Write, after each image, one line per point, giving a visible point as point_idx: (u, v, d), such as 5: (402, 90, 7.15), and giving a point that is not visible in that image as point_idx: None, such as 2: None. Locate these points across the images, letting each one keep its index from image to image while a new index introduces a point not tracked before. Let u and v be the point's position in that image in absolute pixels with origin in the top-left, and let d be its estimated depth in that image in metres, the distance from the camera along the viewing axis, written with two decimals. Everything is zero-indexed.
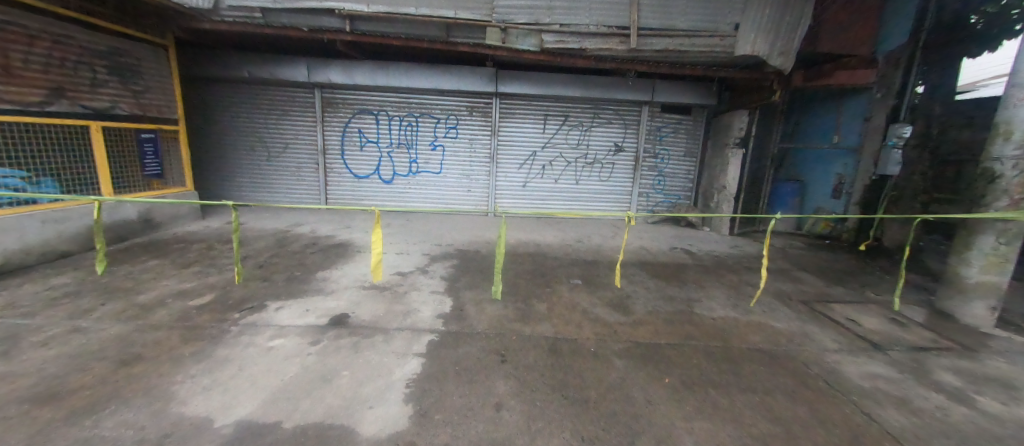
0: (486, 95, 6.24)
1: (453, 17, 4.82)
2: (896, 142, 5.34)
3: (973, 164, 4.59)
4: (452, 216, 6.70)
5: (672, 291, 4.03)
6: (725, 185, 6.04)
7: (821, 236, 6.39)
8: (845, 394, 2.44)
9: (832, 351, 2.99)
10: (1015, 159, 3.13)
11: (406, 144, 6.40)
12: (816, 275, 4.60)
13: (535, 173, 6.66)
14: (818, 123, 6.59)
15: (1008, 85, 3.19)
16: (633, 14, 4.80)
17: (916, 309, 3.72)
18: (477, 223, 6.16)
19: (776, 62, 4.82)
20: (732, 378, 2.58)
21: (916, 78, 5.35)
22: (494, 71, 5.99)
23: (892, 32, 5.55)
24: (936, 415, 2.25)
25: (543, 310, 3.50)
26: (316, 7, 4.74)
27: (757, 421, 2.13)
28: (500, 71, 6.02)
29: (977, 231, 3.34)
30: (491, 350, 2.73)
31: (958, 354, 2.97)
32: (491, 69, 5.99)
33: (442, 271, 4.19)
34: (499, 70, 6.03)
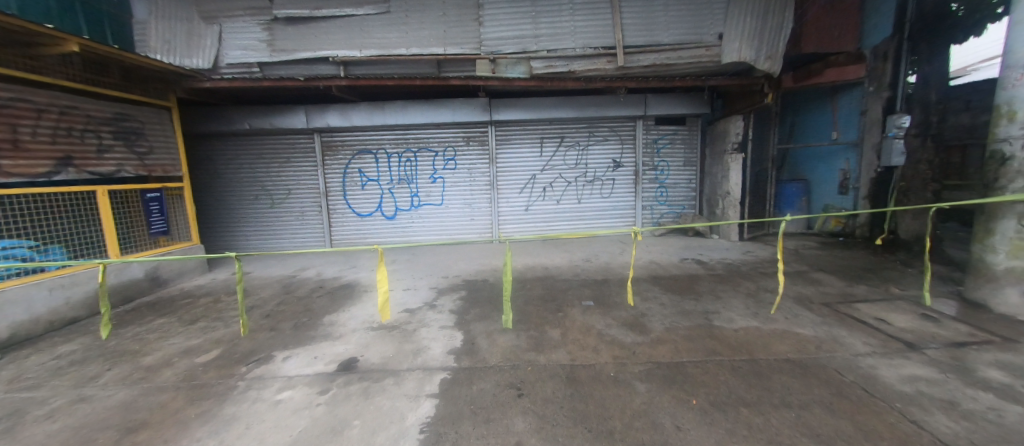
0: (481, 124, 6.34)
1: (443, 54, 4.98)
2: (896, 133, 5.24)
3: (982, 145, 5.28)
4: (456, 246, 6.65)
5: (687, 305, 3.89)
6: (728, 191, 5.99)
7: (834, 234, 6.24)
8: (887, 402, 2.28)
9: (865, 355, 2.83)
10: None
11: (406, 179, 6.45)
12: (834, 274, 4.45)
13: (536, 196, 6.65)
14: (816, 121, 6.58)
15: (1003, 67, 3.17)
16: (618, 34, 4.93)
17: (947, 302, 3.53)
18: (481, 253, 6.07)
19: (764, 67, 4.89)
20: (764, 393, 2.43)
21: (906, 69, 5.30)
22: (487, 100, 6.13)
23: (874, 28, 5.61)
24: (990, 417, 2.09)
25: (557, 336, 3.39)
26: (311, 57, 4.96)
27: (796, 440, 1.98)
28: (493, 100, 6.15)
29: (998, 215, 3.23)
30: (507, 384, 2.62)
31: (1000, 346, 2.80)
32: (484, 99, 6.13)
33: (450, 305, 4.10)
34: (492, 99, 6.16)
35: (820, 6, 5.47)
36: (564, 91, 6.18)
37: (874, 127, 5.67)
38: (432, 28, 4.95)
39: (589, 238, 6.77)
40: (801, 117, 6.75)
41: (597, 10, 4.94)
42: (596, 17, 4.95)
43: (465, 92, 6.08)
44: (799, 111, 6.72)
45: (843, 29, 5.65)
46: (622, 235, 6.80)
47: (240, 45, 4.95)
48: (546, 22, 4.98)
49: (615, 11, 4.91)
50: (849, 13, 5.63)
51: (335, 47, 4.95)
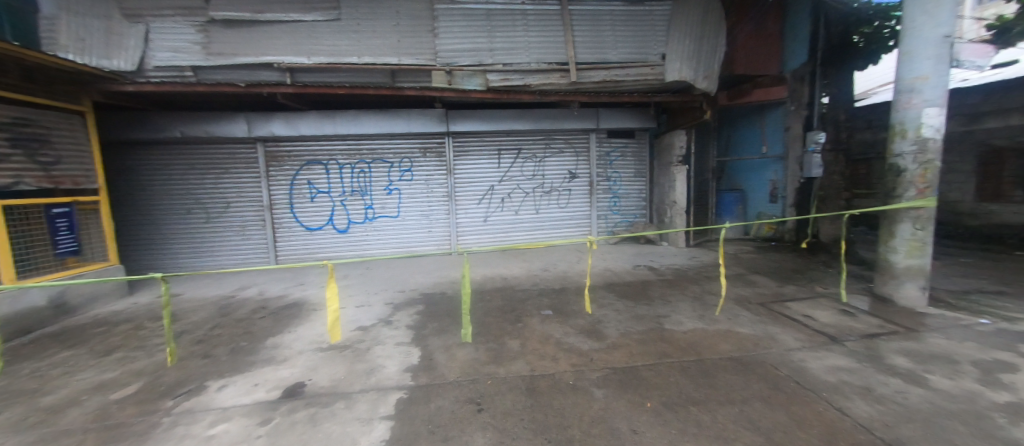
0: (438, 134, 6.28)
1: (397, 64, 4.91)
2: (814, 148, 5.93)
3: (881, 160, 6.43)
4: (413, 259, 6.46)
5: (640, 310, 4.04)
6: (675, 201, 6.37)
7: (767, 238, 6.77)
8: (816, 392, 2.50)
9: (796, 349, 3.10)
10: (914, 154, 3.52)
11: (359, 191, 6.22)
12: (768, 276, 4.84)
13: (494, 207, 6.66)
14: (748, 135, 7.08)
15: (895, 91, 3.65)
16: (570, 51, 5.14)
17: (861, 298, 3.96)
18: (439, 265, 5.97)
19: (702, 86, 5.34)
20: (709, 391, 2.58)
21: (822, 90, 6.17)
22: (444, 111, 6.11)
23: (793, 54, 6.21)
24: (898, 400, 2.37)
25: (516, 347, 3.38)
26: (252, 62, 4.68)
27: (740, 434, 2.11)
28: (449, 111, 6.15)
29: (896, 220, 3.66)
30: (466, 399, 2.56)
31: (904, 335, 3.18)
32: (441, 110, 6.11)
33: (407, 320, 3.96)
34: (449, 110, 6.16)
35: (746, 33, 6.00)
36: (519, 104, 6.31)
37: (796, 142, 6.32)
38: (386, 38, 4.87)
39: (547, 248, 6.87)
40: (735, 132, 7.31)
41: (549, 27, 5.12)
42: (549, 34, 5.13)
43: (422, 103, 6.03)
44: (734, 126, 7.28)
45: (768, 54, 6.25)
46: (579, 244, 6.98)
47: (171, 47, 4.59)
48: (500, 36, 5.08)
49: (566, 29, 5.12)
50: (771, 39, 6.22)
51: (279, 53, 4.71)
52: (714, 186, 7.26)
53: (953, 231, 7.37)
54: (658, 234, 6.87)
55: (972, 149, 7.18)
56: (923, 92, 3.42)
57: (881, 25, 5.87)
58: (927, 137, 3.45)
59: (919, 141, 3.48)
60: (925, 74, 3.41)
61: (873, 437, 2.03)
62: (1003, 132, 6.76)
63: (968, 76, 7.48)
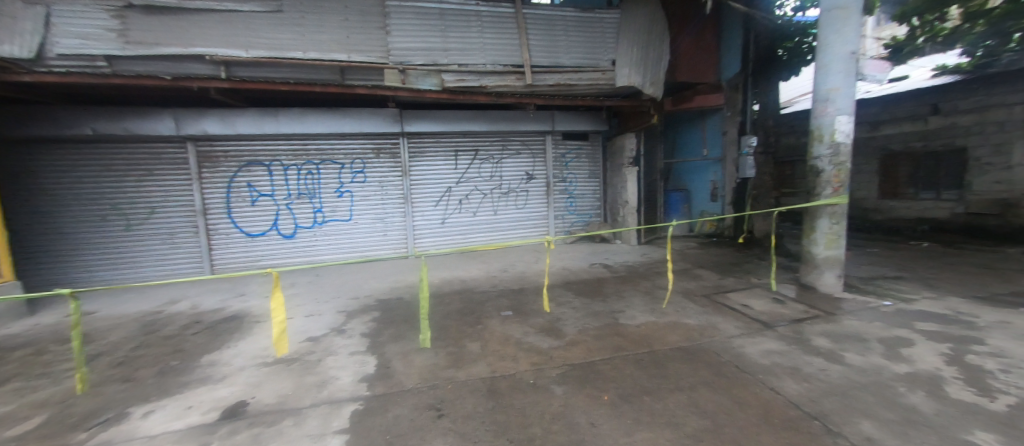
0: (393, 135, 6.10)
1: (346, 60, 4.70)
2: (748, 151, 6.46)
3: (800, 163, 7.36)
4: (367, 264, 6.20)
5: (597, 307, 4.18)
6: (627, 200, 6.67)
7: (709, 234, 7.29)
8: (753, 374, 2.74)
9: (735, 336, 3.36)
10: (829, 157, 3.94)
11: (307, 193, 5.88)
12: (711, 269, 5.21)
13: (453, 209, 6.57)
14: (690, 139, 7.58)
15: (814, 100, 4.06)
16: (525, 54, 5.21)
17: (789, 286, 4.38)
18: (396, 269, 5.79)
19: (649, 91, 5.63)
20: (661, 381, 2.72)
21: (752, 99, 6.78)
22: (397, 111, 5.95)
23: (728, 64, 6.75)
24: (821, 378, 2.65)
25: (476, 349, 3.37)
26: (179, 53, 4.27)
27: (689, 419, 2.26)
28: (404, 110, 6.01)
29: (816, 216, 4.08)
30: (426, 406, 2.50)
31: (825, 319, 3.56)
32: (394, 110, 5.93)
33: (361, 328, 3.80)
34: (403, 109, 6.01)
35: (688, 42, 6.37)
36: (475, 105, 6.30)
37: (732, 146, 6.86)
38: (332, 33, 4.65)
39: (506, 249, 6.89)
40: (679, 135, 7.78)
41: (504, 28, 5.16)
42: (503, 36, 5.16)
43: (373, 102, 5.82)
44: (678, 130, 7.72)
45: (707, 62, 6.65)
46: (537, 244, 7.08)
47: (78, 34, 4.08)
48: (455, 36, 5.04)
49: (521, 32, 5.19)
50: (710, 50, 6.64)
51: (211, 44, 4.33)
52: (661, 186, 7.66)
53: (862, 224, 8.40)
54: (612, 233, 7.15)
55: (874, 153, 8.23)
56: (836, 102, 3.85)
57: (800, 41, 6.59)
58: (840, 142, 3.89)
59: (833, 145, 3.91)
60: (836, 85, 3.84)
61: (801, 413, 2.28)
62: (898, 138, 7.81)
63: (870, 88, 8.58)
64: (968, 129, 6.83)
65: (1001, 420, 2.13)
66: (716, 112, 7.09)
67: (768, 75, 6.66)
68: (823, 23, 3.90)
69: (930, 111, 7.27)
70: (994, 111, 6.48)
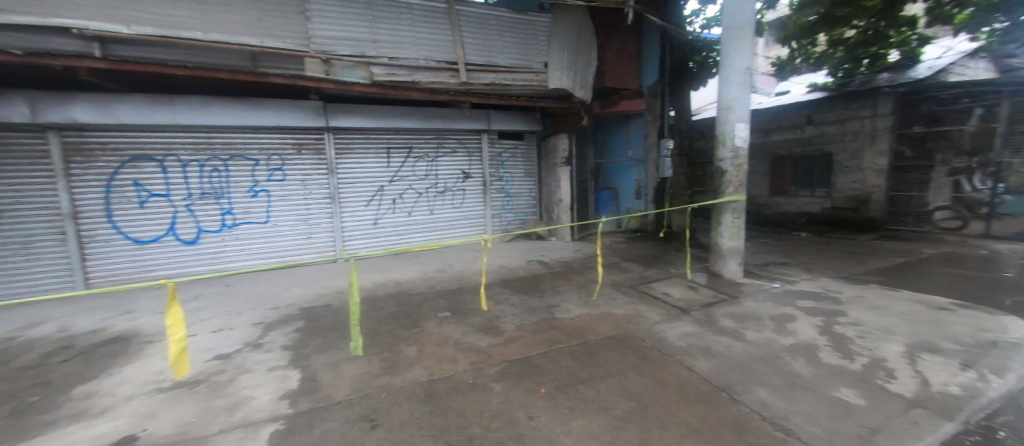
0: (316, 130, 5.67)
1: (258, 45, 4.25)
2: (665, 153, 6.94)
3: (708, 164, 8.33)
4: (289, 270, 5.68)
5: (534, 303, 4.29)
6: (561, 199, 6.95)
7: (634, 230, 7.86)
8: (672, 356, 3.02)
9: (657, 322, 3.67)
10: (731, 159, 4.48)
11: (213, 193, 5.22)
12: (637, 262, 5.64)
13: (385, 208, 6.28)
14: (616, 141, 8.06)
15: (718, 109, 4.55)
16: (458, 51, 5.14)
17: (701, 274, 4.90)
18: (322, 274, 5.39)
19: (579, 94, 5.91)
20: (594, 369, 2.88)
21: (669, 105, 7.36)
22: (321, 104, 5.54)
23: (648, 71, 7.35)
24: (727, 354, 3.00)
25: (413, 352, 3.27)
26: (32, 23, 3.50)
27: (618, 402, 2.42)
28: (328, 104, 5.61)
29: (722, 211, 4.60)
30: (358, 418, 2.36)
31: (729, 301, 4.05)
32: (317, 102, 5.50)
33: (282, 340, 3.47)
34: (327, 103, 5.61)
35: (612, 49, 6.76)
36: (408, 101, 6.10)
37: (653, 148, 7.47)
38: (242, 14, 4.18)
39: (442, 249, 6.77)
40: (607, 137, 8.23)
41: (436, 24, 5.04)
42: (435, 31, 5.05)
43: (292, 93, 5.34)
44: (606, 132, 8.19)
45: (629, 70, 7.08)
46: (475, 243, 7.06)
47: None
48: (384, 28, 4.81)
49: (455, 29, 5.11)
50: (631, 59, 7.08)
51: (80, 16, 3.63)
52: (592, 185, 8.03)
53: (758, 218, 9.69)
54: (547, 230, 7.38)
55: (765, 156, 9.50)
56: (735, 110, 4.38)
57: (706, 55, 7.36)
58: (738, 146, 4.44)
59: (733, 149, 4.45)
60: (734, 96, 4.37)
61: (711, 386, 2.57)
62: (782, 144, 9.12)
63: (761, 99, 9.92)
64: (832, 137, 8.17)
65: (857, 377, 2.61)
66: (638, 117, 7.68)
67: (682, 84, 7.20)
68: (725, 41, 4.37)
69: (805, 121, 8.59)
70: (851, 123, 7.84)
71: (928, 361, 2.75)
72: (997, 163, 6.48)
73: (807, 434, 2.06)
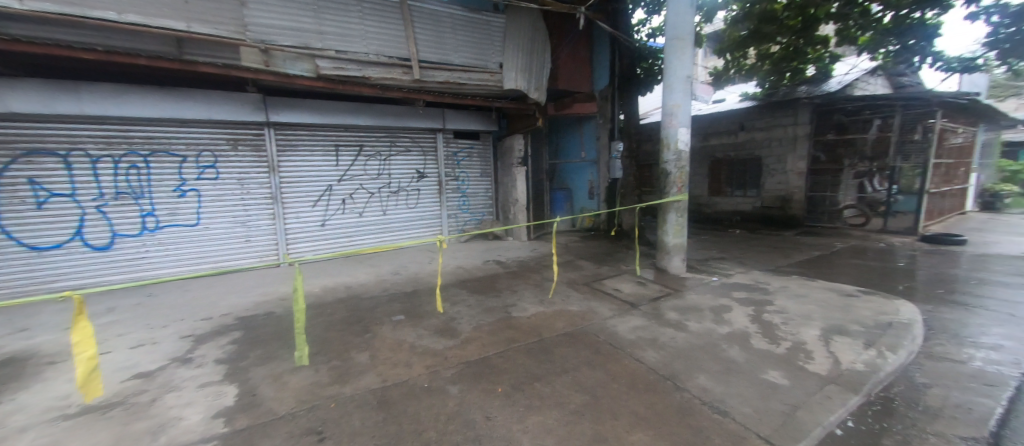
0: (254, 125, 5.27)
1: (185, 30, 3.86)
2: (616, 156, 7.58)
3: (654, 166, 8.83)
4: (224, 276, 5.23)
5: (490, 303, 4.30)
6: (517, 198, 7.03)
7: (587, 229, 8.14)
8: (622, 349, 3.16)
9: (609, 317, 3.82)
10: (674, 162, 4.76)
11: (130, 193, 4.68)
12: (590, 260, 5.83)
13: (334, 209, 5.99)
14: (569, 142, 8.24)
15: (664, 114, 4.80)
16: (411, 47, 5.02)
17: (649, 270, 5.18)
18: (263, 280, 5.03)
19: (534, 96, 6.02)
20: (549, 365, 2.94)
21: (618, 109, 7.83)
22: (260, 97, 5.16)
23: (600, 75, 7.72)
24: (672, 344, 3.20)
25: (365, 359, 3.14)
26: None
27: (573, 397, 2.49)
28: (268, 97, 5.24)
29: (667, 210, 4.87)
30: (304, 431, 2.22)
31: (674, 295, 4.32)
32: (255, 95, 5.13)
33: (216, 353, 3.19)
34: (267, 96, 5.24)
35: (566, 53, 6.88)
36: (357, 97, 5.86)
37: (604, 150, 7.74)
38: None
39: (397, 250, 6.57)
40: (561, 139, 8.33)
41: (387, 18, 4.88)
42: (387, 26, 4.89)
43: (226, 84, 4.93)
44: (559, 134, 8.29)
45: (581, 73, 7.23)
46: (431, 244, 6.94)
47: None
48: (331, 19, 4.58)
49: (407, 24, 4.98)
50: (583, 62, 7.24)
51: None
52: (547, 186, 8.15)
53: (700, 217, 10.40)
54: (504, 230, 7.42)
55: (704, 160, 10.21)
56: (678, 116, 4.66)
57: (652, 63, 7.91)
58: (680, 149, 4.73)
59: (676, 152, 4.74)
60: (677, 103, 4.65)
61: (658, 376, 2.72)
62: (718, 148, 9.85)
63: (700, 107, 10.72)
64: (761, 143, 8.97)
65: (783, 359, 2.89)
66: (590, 119, 7.90)
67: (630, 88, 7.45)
68: (668, 50, 4.63)
69: (738, 128, 9.35)
70: (777, 130, 8.66)
71: (839, 342, 3.11)
72: (891, 169, 7.51)
73: (741, 414, 2.25)
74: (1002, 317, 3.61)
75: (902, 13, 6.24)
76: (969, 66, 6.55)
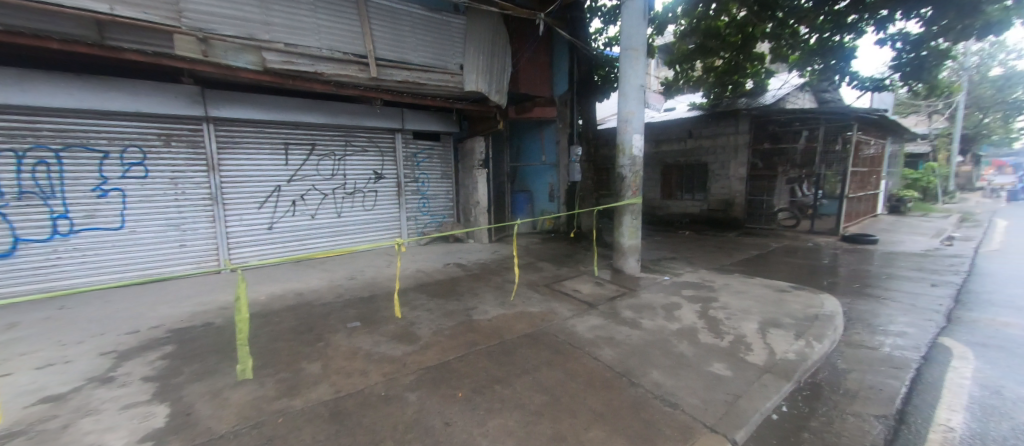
0: (191, 119, 4.86)
1: (109, 13, 3.48)
2: (574, 160, 7.70)
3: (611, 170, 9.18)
4: (154, 285, 4.76)
5: (451, 306, 4.25)
6: (478, 201, 7.02)
7: (548, 231, 8.30)
8: (581, 348, 3.24)
9: (569, 317, 3.91)
10: (629, 166, 4.97)
11: (37, 192, 4.13)
12: (550, 261, 5.94)
13: (283, 211, 5.66)
14: (530, 146, 8.41)
15: (619, 121, 5.00)
16: (368, 44, 4.86)
17: (606, 270, 5.36)
18: (202, 288, 4.64)
19: (495, 99, 6.05)
20: (510, 367, 2.95)
21: (577, 115, 7.90)
22: (197, 90, 4.77)
23: (558, 81, 7.75)
24: (627, 342, 3.33)
25: (316, 369, 2.98)
26: None
27: (533, 397, 2.52)
28: (206, 90, 4.85)
29: (623, 213, 5.08)
30: None
31: (630, 294, 4.50)
32: (191, 87, 4.73)
33: (144, 371, 2.88)
34: (206, 89, 4.85)
35: (524, 58, 7.02)
36: (308, 93, 5.58)
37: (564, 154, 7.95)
38: None
39: (352, 254, 6.32)
40: (521, 142, 8.50)
41: (342, 13, 4.71)
42: (341, 21, 4.71)
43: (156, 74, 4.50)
44: (520, 137, 8.47)
45: (540, 78, 7.42)
46: (389, 248, 6.73)
47: None
48: (279, 11, 4.34)
49: (363, 20, 4.83)
50: (542, 68, 7.43)
51: None
52: (508, 188, 8.27)
53: (653, 219, 10.91)
54: (465, 232, 7.37)
55: (656, 164, 10.76)
56: (632, 122, 4.88)
57: (608, 71, 8.27)
58: (634, 154, 4.95)
59: (631, 157, 4.95)
60: (631, 110, 4.86)
61: (614, 373, 2.82)
62: (670, 154, 10.41)
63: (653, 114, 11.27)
64: (707, 150, 9.58)
65: (726, 352, 3.11)
66: (549, 124, 8.09)
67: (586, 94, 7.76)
68: (622, 59, 4.84)
69: (687, 135, 9.92)
70: (720, 138, 9.27)
71: (775, 334, 3.39)
72: (816, 175, 8.23)
73: (689, 406, 2.39)
74: (904, 306, 4.12)
75: (824, 36, 6.92)
76: (878, 85, 7.39)
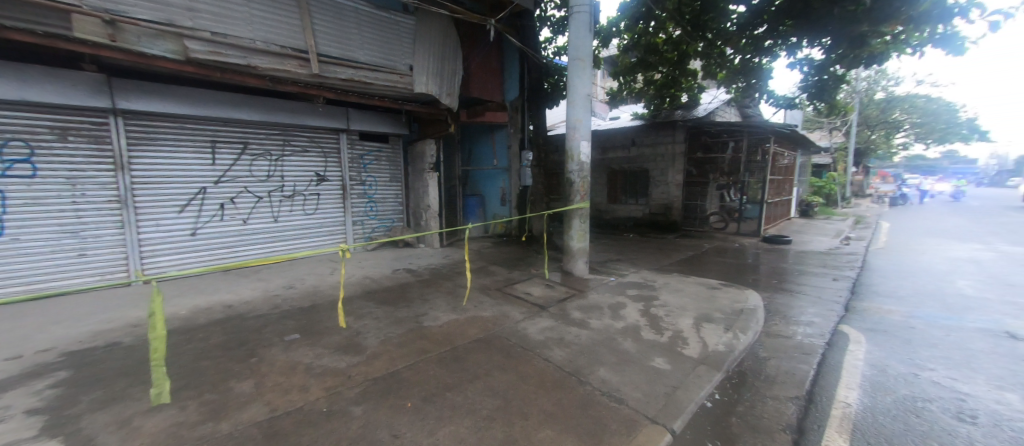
0: (94, 111, 4.27)
1: None
2: (526, 165, 7.96)
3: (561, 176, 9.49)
4: (44, 300, 4.10)
5: (400, 313, 4.12)
6: (428, 205, 6.91)
7: (499, 234, 8.36)
8: (532, 350, 3.30)
9: (520, 320, 3.96)
10: (577, 172, 5.16)
11: None
12: (502, 265, 5.98)
13: (208, 215, 5.15)
14: (482, 150, 8.46)
15: (568, 128, 5.16)
16: (309, 39, 4.60)
17: (557, 273, 5.50)
18: (108, 303, 4.10)
19: (446, 101, 5.99)
20: (461, 373, 2.93)
21: (527, 120, 8.21)
22: (102, 79, 4.22)
23: (510, 86, 7.95)
24: (577, 342, 3.44)
25: (248, 388, 2.74)
26: None
27: (484, 402, 2.52)
28: (114, 79, 4.30)
29: (572, 217, 5.24)
30: None
31: (579, 295, 4.66)
32: (95, 75, 4.17)
33: (29, 403, 2.47)
34: (113, 77, 4.30)
35: (477, 63, 6.97)
36: (240, 88, 5.16)
37: (515, 158, 8.13)
38: None
39: (291, 261, 5.91)
40: (473, 146, 8.51)
41: (279, 4, 4.42)
42: (278, 12, 4.42)
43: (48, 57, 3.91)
44: (472, 141, 8.48)
45: (493, 84, 7.41)
46: (333, 254, 6.39)
47: None
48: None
49: (303, 13, 4.57)
50: (494, 73, 7.41)
51: None
52: (460, 192, 8.25)
53: (600, 222, 11.39)
54: (416, 237, 7.20)
55: (603, 170, 11.26)
56: (579, 129, 5.08)
57: (557, 79, 8.57)
58: (582, 160, 5.15)
59: (579, 163, 5.15)
60: (579, 118, 5.05)
61: (564, 373, 2.90)
62: (615, 160, 10.95)
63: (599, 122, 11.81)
64: (648, 156, 10.20)
65: (666, 347, 3.33)
66: (501, 128, 8.16)
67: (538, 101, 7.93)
68: (571, 68, 5.00)
69: (630, 143, 10.47)
70: (660, 146, 9.91)
71: (708, 328, 3.70)
72: (742, 183, 9.25)
73: (633, 400, 2.53)
74: (812, 299, 4.70)
75: (747, 57, 7.54)
76: (791, 103, 8.37)
